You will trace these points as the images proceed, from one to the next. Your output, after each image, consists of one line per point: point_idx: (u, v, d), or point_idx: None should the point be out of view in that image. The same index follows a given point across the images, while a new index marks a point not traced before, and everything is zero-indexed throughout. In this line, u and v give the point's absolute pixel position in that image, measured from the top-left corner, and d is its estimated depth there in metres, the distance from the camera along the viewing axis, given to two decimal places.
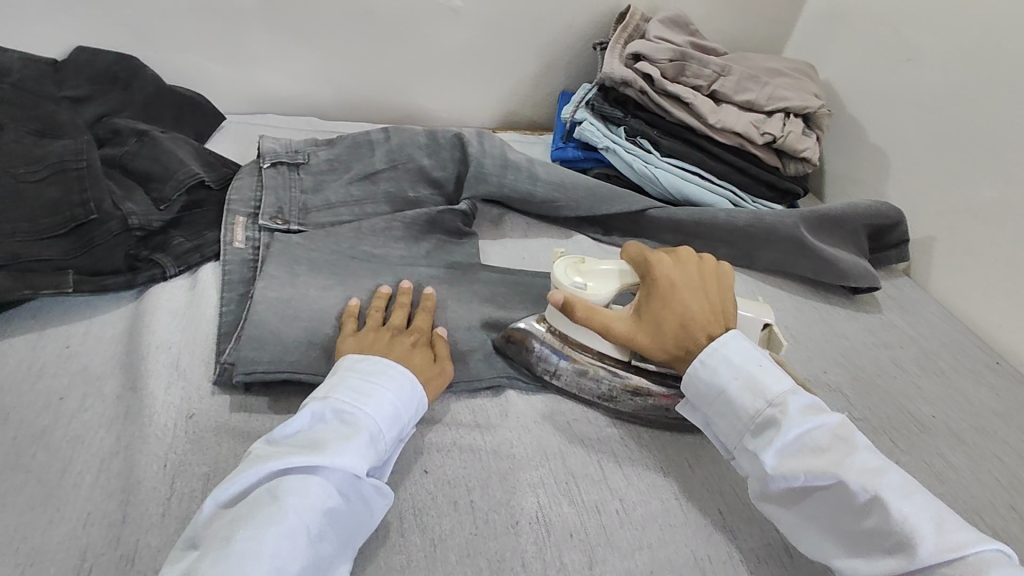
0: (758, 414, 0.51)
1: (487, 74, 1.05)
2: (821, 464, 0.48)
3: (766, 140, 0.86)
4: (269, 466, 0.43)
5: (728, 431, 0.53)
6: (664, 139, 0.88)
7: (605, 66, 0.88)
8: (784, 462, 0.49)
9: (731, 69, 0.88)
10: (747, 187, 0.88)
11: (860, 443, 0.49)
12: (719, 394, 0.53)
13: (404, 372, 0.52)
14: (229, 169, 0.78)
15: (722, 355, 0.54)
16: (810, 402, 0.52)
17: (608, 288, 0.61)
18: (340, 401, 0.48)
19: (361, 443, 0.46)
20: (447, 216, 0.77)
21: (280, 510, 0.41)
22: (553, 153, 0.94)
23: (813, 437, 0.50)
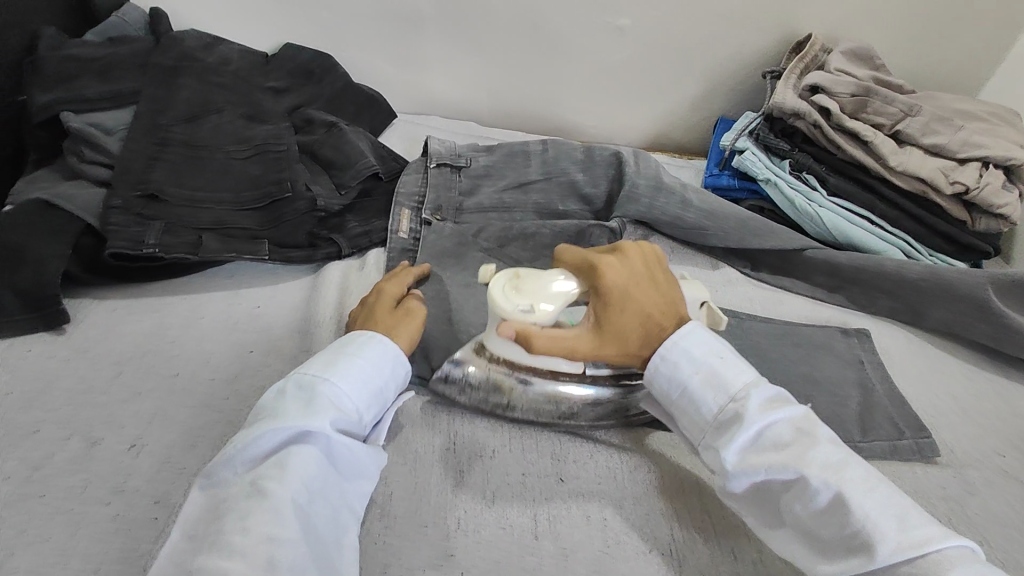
0: (721, 411, 0.49)
1: (644, 94, 1.05)
2: (782, 461, 0.46)
3: (956, 191, 0.77)
4: (241, 452, 0.44)
5: (693, 426, 0.51)
6: (832, 177, 0.83)
7: (778, 95, 0.84)
8: (745, 460, 0.47)
9: (920, 109, 0.81)
10: (923, 238, 0.80)
11: (821, 436, 0.47)
12: (680, 386, 0.51)
13: (369, 337, 0.52)
14: (398, 163, 0.85)
15: (683, 345, 0.52)
16: (768, 394, 0.49)
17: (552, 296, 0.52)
18: (299, 375, 0.48)
19: (326, 408, 0.46)
20: (595, 232, 0.78)
21: (263, 487, 0.41)
22: (706, 179, 0.91)
23: (775, 434, 0.47)
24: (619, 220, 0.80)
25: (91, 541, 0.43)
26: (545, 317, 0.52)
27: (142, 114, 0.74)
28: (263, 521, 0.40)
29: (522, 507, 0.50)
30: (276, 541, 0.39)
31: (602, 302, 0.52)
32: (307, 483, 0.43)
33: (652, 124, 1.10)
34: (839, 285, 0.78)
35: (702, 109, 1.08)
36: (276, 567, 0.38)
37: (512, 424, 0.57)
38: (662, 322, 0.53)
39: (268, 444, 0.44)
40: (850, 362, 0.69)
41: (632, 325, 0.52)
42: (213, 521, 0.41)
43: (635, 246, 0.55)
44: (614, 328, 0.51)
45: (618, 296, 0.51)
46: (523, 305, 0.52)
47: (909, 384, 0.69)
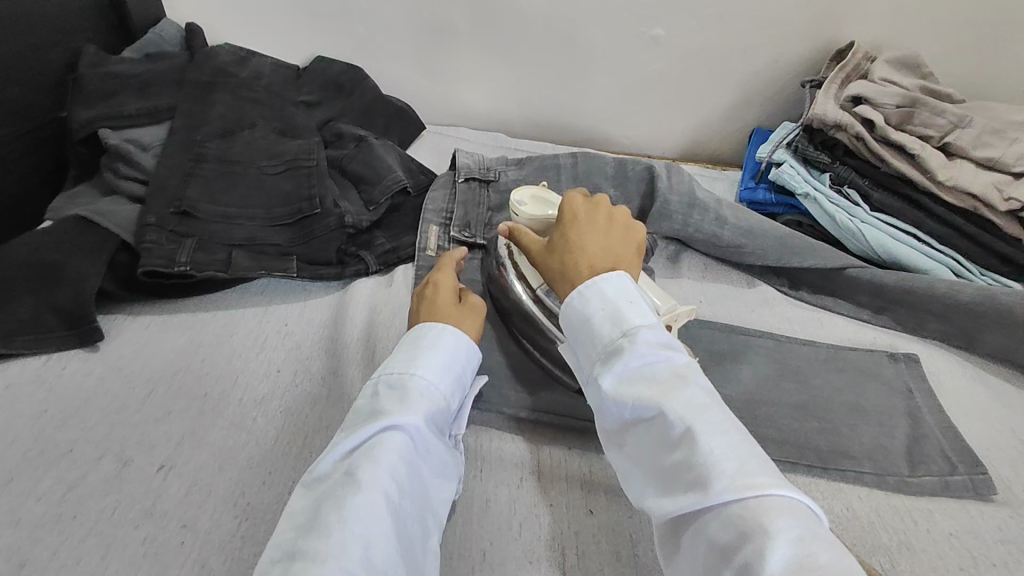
0: (610, 343, 0.47)
1: (678, 105, 1.03)
2: (649, 394, 0.43)
3: (1012, 208, 0.73)
4: (340, 444, 0.44)
5: (585, 359, 0.49)
6: (876, 192, 0.80)
7: (819, 106, 0.82)
8: (619, 388, 0.45)
9: (972, 120, 0.78)
10: (974, 256, 0.76)
11: (693, 381, 0.44)
12: (584, 321, 0.49)
13: (448, 330, 0.53)
14: (426, 177, 0.84)
15: (600, 287, 0.49)
16: (665, 339, 0.46)
17: (541, 211, 0.67)
18: (389, 370, 0.49)
19: (420, 404, 0.47)
20: None
21: (363, 478, 0.41)
22: (741, 193, 0.89)
23: (651, 368, 0.45)
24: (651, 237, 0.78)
25: (121, 566, 0.43)
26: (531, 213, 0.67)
27: (178, 130, 0.75)
28: (363, 512, 0.39)
29: (550, 541, 0.49)
30: (370, 540, 0.39)
31: (555, 225, 0.59)
32: (399, 478, 0.42)
33: (685, 135, 1.07)
34: (884, 305, 0.75)
35: (738, 119, 1.05)
36: (371, 565, 0.38)
37: (543, 450, 0.56)
38: (592, 262, 0.53)
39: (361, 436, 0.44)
40: (898, 389, 0.66)
41: (561, 251, 0.56)
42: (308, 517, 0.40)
43: (617, 209, 0.59)
44: (550, 243, 0.57)
45: (566, 219, 0.57)
46: (523, 200, 0.68)
47: (962, 413, 0.65)
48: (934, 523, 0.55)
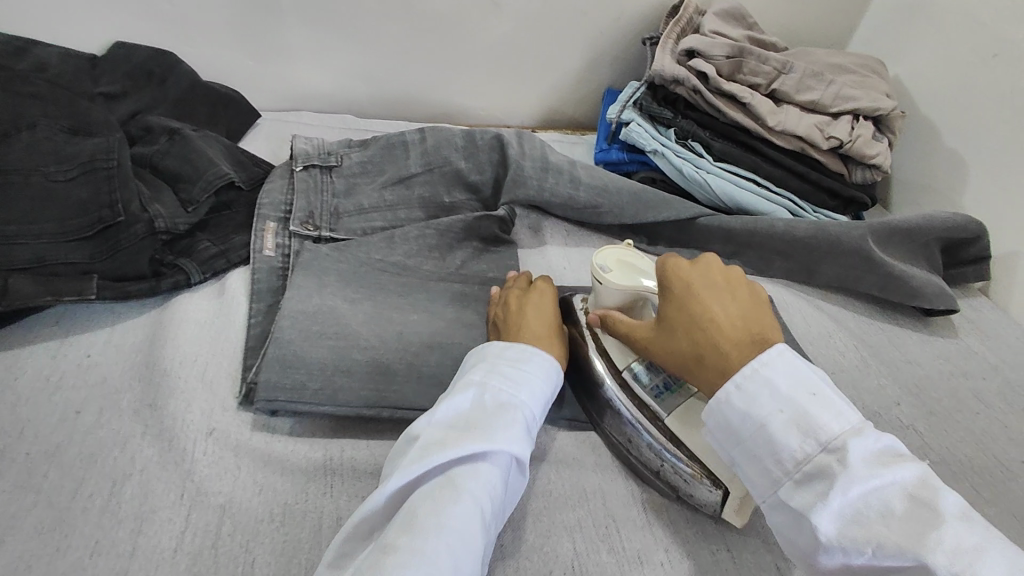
0: (806, 460, 0.41)
1: (529, 71, 1.01)
2: (887, 531, 0.37)
3: (831, 145, 0.78)
4: (444, 454, 0.42)
5: (762, 476, 0.43)
6: (717, 142, 0.82)
7: (656, 63, 0.83)
8: (843, 528, 0.39)
9: (793, 66, 0.81)
10: (807, 195, 0.81)
11: (945, 508, 0.37)
12: (758, 429, 0.43)
13: (545, 356, 0.53)
14: (261, 169, 0.76)
15: (763, 377, 0.44)
16: (880, 446, 0.41)
17: (631, 279, 0.57)
18: (496, 387, 0.48)
19: (523, 431, 0.46)
20: (483, 224, 0.73)
21: (461, 490, 0.41)
22: (596, 155, 0.89)
23: (878, 494, 0.39)
24: (508, 207, 0.75)
25: None
26: (613, 284, 0.57)
27: None
28: (458, 526, 0.39)
29: None
30: (459, 555, 0.38)
31: (666, 302, 0.52)
32: (494, 501, 0.42)
33: (542, 100, 1.05)
34: (733, 250, 0.77)
35: (590, 80, 1.04)
36: None
37: None
38: (735, 348, 0.47)
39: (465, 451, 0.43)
40: None
41: (686, 333, 0.50)
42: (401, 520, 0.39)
43: (730, 268, 0.52)
44: (669, 326, 0.51)
45: (680, 295, 0.51)
46: (607, 265, 0.58)
47: (809, 345, 0.69)
48: None
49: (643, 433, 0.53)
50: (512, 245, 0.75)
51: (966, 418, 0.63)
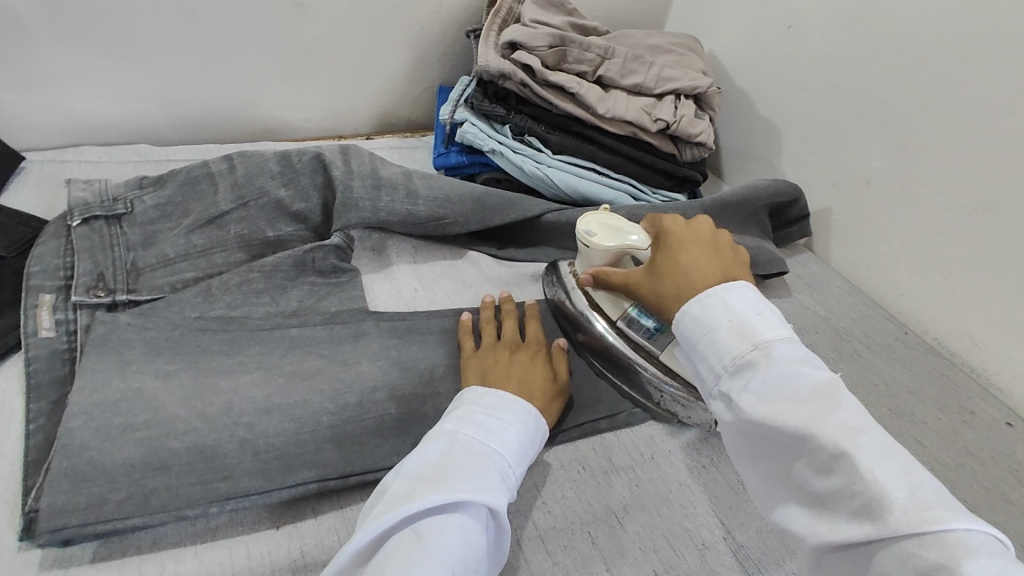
0: (739, 356, 0.43)
1: (354, 76, 0.93)
2: (797, 415, 0.39)
3: (659, 127, 0.80)
4: (411, 505, 0.41)
5: (705, 369, 0.46)
6: (553, 135, 0.81)
7: (480, 58, 0.80)
8: (761, 407, 0.41)
9: (614, 51, 0.81)
10: (645, 179, 0.82)
11: (844, 400, 0.40)
12: (705, 330, 0.46)
13: (527, 413, 0.52)
14: (30, 228, 0.64)
15: (716, 297, 0.47)
16: (799, 354, 0.43)
17: (615, 241, 0.61)
18: (468, 435, 0.48)
19: (497, 481, 0.45)
20: (316, 254, 0.66)
21: (429, 546, 0.39)
22: (435, 160, 0.85)
23: (794, 384, 0.41)
24: (341, 233, 0.69)
25: None
26: (599, 244, 0.61)
27: None
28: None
29: None
30: None
31: (655, 249, 0.56)
32: (466, 556, 0.40)
33: (373, 104, 0.98)
34: None
35: (420, 79, 0.98)
36: None
37: (245, 546, 0.46)
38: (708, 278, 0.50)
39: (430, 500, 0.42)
40: None
41: (667, 275, 0.52)
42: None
43: (716, 229, 0.56)
44: (652, 270, 0.54)
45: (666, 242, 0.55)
46: (592, 229, 0.62)
47: None
48: (655, 446, 0.59)
49: (643, 371, 0.61)
50: (354, 271, 0.69)
51: None
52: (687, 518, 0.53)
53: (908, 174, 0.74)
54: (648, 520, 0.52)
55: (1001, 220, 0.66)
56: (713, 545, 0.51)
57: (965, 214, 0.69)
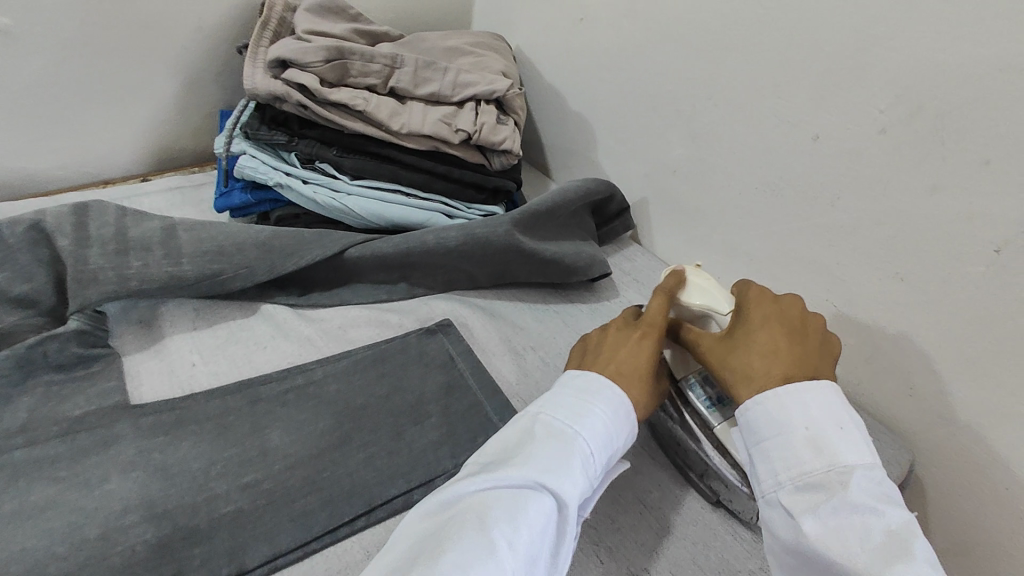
0: (811, 473, 0.42)
1: (107, 110, 0.79)
2: (863, 561, 0.38)
3: (461, 138, 0.74)
4: (472, 484, 0.42)
5: (767, 475, 0.45)
6: (347, 159, 0.73)
7: (248, 81, 0.71)
8: (824, 538, 0.40)
9: (403, 59, 0.74)
10: (456, 194, 0.77)
11: (925, 556, 0.38)
12: (776, 431, 0.45)
13: (618, 393, 0.50)
14: None
15: (793, 397, 0.45)
16: (882, 487, 0.42)
17: (699, 299, 0.59)
18: (550, 418, 0.47)
19: (574, 470, 0.44)
20: (52, 345, 0.53)
21: (490, 532, 0.39)
22: (217, 202, 0.74)
23: (864, 522, 0.40)
24: (82, 314, 0.56)
25: None
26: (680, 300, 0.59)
27: None
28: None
29: None
30: None
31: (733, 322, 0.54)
32: (524, 542, 0.39)
33: (143, 139, 0.83)
34: (397, 277, 0.70)
35: (196, 104, 0.85)
36: None
37: None
38: (788, 371, 0.47)
39: (492, 481, 0.42)
40: (429, 364, 0.62)
41: (743, 352, 0.50)
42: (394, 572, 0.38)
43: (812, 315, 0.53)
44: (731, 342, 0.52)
45: (745, 318, 0.53)
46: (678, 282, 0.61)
47: (490, 356, 0.66)
48: None
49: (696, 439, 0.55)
50: (111, 351, 0.57)
51: None
52: None
53: (707, 160, 0.75)
54: None
55: (786, 198, 0.68)
56: None
57: (757, 195, 0.71)
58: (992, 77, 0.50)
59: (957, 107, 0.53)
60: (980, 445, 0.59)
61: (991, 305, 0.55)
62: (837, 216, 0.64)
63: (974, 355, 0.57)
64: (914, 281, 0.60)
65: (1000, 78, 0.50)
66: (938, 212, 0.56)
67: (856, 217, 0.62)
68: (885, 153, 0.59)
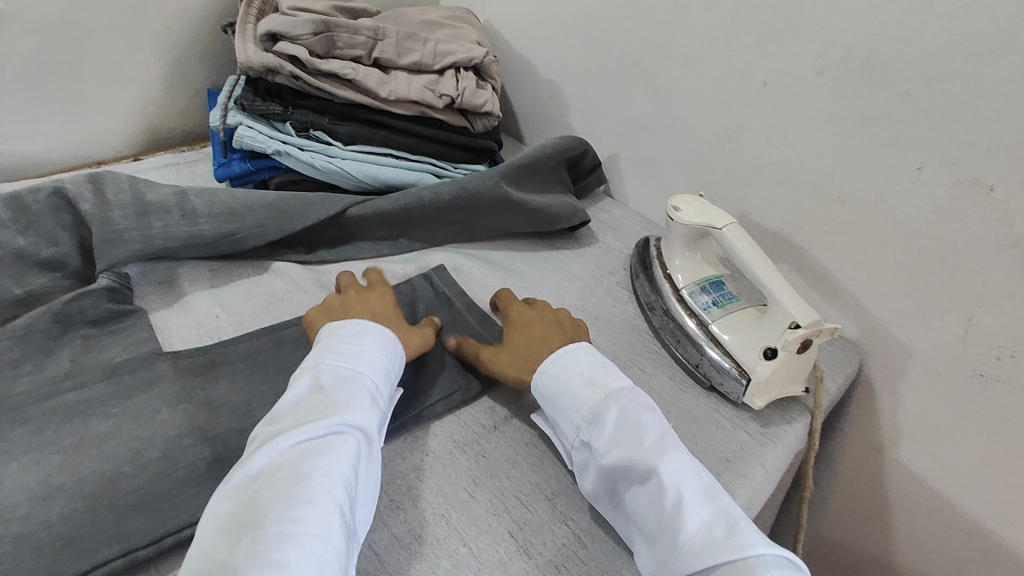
0: (594, 409, 0.52)
1: (98, 92, 0.81)
2: (644, 460, 0.47)
3: (446, 102, 0.80)
4: (284, 440, 0.45)
5: (567, 428, 0.53)
6: (340, 126, 0.78)
7: (240, 55, 0.75)
8: (614, 454, 0.49)
9: (386, 31, 0.79)
10: (444, 155, 0.83)
11: (675, 448, 0.49)
12: (562, 387, 0.54)
13: (387, 334, 0.56)
14: None
15: (565, 358, 0.56)
16: (644, 403, 0.53)
17: (697, 217, 0.66)
18: (332, 366, 0.51)
19: (367, 404, 0.50)
20: (86, 302, 0.58)
21: (311, 481, 0.43)
22: (216, 172, 0.78)
23: (636, 432, 0.49)
24: (111, 274, 0.61)
25: None
26: (683, 219, 0.67)
27: None
28: (315, 526, 0.40)
29: None
30: (293, 547, 0.39)
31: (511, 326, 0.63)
32: (347, 475, 0.45)
33: (133, 120, 0.86)
34: (397, 232, 0.75)
35: (183, 85, 0.88)
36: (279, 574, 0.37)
37: None
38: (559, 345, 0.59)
39: (307, 433, 0.46)
40: (435, 306, 0.68)
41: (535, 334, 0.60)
42: (235, 536, 0.40)
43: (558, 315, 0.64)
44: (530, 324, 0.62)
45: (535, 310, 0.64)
46: (680, 206, 0.68)
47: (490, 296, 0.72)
48: (493, 410, 0.59)
49: (692, 332, 0.66)
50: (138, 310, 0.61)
51: (618, 308, 0.74)
52: (539, 472, 0.54)
53: (669, 112, 0.83)
54: (498, 483, 0.52)
55: (742, 141, 0.77)
56: (562, 492, 0.53)
57: (717, 141, 0.79)
58: (906, 19, 0.60)
59: (878, 48, 0.62)
60: (916, 339, 0.69)
61: (917, 216, 0.65)
62: (787, 153, 0.73)
63: (906, 261, 0.67)
64: (853, 203, 0.69)
65: (913, 20, 0.59)
66: (869, 139, 0.66)
67: (803, 152, 0.71)
68: (822, 92, 0.68)
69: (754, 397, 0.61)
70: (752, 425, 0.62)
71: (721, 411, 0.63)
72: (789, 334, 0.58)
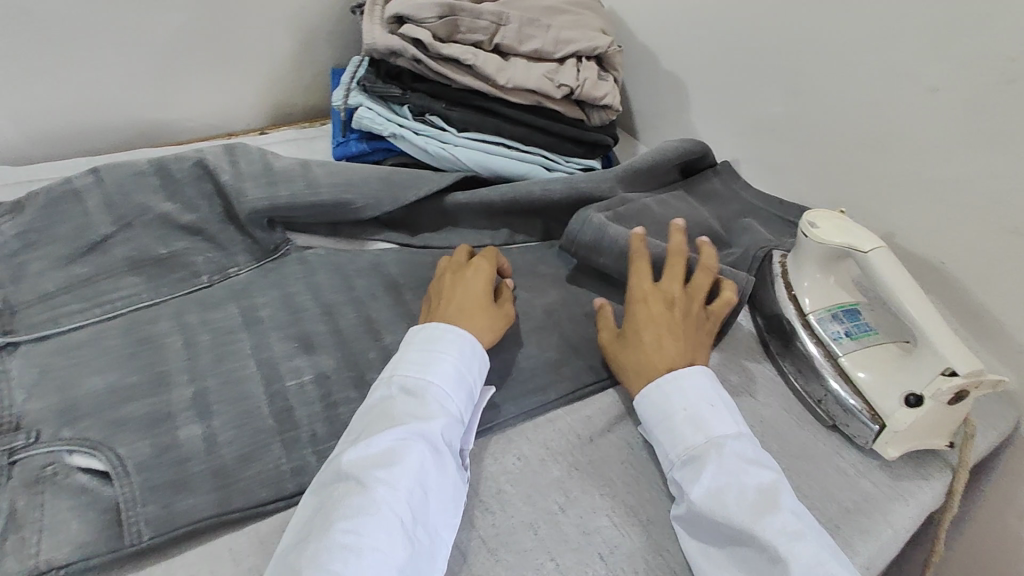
0: (695, 450, 0.48)
1: (236, 65, 0.86)
2: (740, 520, 0.44)
3: (563, 93, 0.77)
4: (351, 454, 0.44)
5: (665, 457, 0.50)
6: (455, 112, 0.77)
7: (366, 36, 0.76)
8: (706, 499, 0.46)
9: (509, 16, 0.76)
10: (555, 148, 0.80)
11: (784, 505, 0.45)
12: (664, 417, 0.51)
13: (459, 336, 0.52)
14: None
15: (682, 383, 0.51)
16: (748, 453, 0.48)
17: (838, 236, 0.58)
18: (402, 375, 0.49)
19: (434, 420, 0.47)
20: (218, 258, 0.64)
21: (372, 493, 0.42)
22: (334, 151, 0.80)
23: (738, 486, 0.46)
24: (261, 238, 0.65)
25: None
26: (819, 237, 0.59)
27: None
28: (374, 542, 0.40)
29: None
30: (357, 555, 0.39)
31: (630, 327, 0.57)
32: (418, 488, 0.44)
33: (263, 94, 0.90)
34: (502, 224, 0.74)
35: (310, 62, 0.91)
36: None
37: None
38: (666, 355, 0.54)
39: (379, 443, 0.45)
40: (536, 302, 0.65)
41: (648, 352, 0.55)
42: (318, 532, 0.41)
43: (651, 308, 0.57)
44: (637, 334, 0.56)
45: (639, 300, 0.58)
46: (815, 222, 0.60)
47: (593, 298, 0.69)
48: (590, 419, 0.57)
49: (814, 363, 0.59)
50: (260, 267, 0.65)
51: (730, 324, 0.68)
52: (635, 493, 0.51)
53: (807, 115, 0.75)
54: (591, 499, 0.50)
55: (893, 152, 0.68)
56: (657, 520, 0.49)
57: (861, 150, 0.71)
58: None
59: None
60: None
61: None
62: (949, 168, 0.64)
63: None
64: None
65: None
66: None
67: (969, 168, 0.62)
68: (1006, 101, 0.58)
69: (886, 446, 0.54)
70: (877, 474, 0.55)
71: (843, 454, 0.56)
72: (941, 382, 0.51)
